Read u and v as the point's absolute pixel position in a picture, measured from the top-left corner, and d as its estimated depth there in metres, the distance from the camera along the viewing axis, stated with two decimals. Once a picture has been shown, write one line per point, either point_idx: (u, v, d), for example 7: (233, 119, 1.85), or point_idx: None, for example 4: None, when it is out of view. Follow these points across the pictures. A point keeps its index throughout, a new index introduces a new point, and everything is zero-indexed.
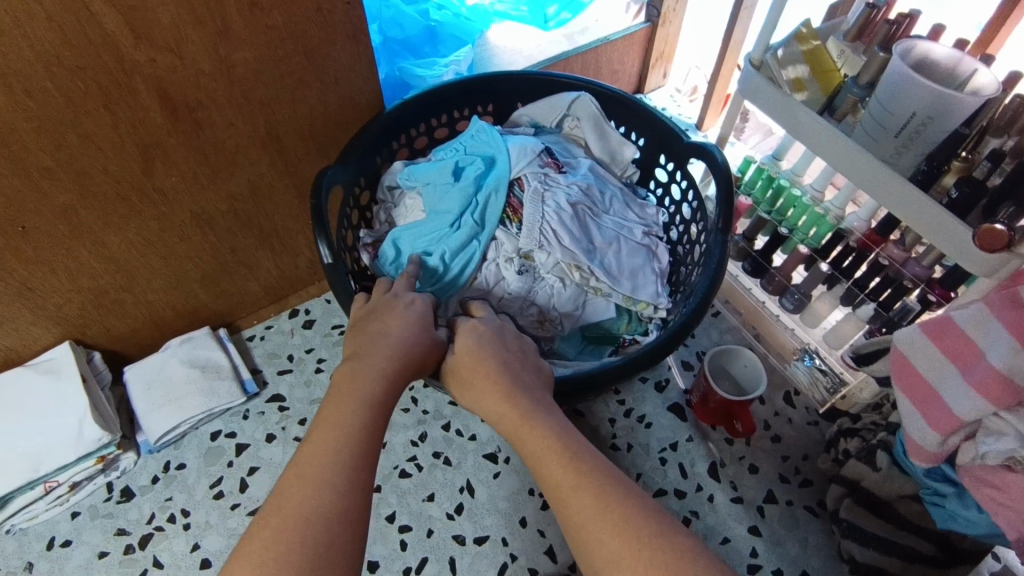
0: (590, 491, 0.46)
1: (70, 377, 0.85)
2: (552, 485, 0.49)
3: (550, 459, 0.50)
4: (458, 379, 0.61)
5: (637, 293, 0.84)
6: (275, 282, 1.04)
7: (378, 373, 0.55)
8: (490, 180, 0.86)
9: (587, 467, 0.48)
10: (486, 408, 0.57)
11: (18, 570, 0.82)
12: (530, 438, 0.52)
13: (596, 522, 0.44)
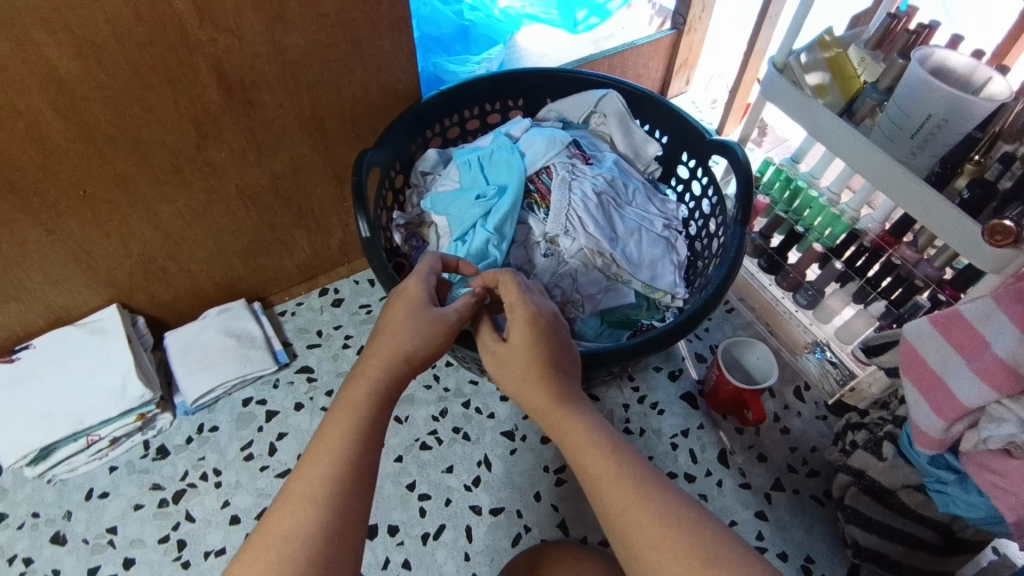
0: (632, 482, 0.52)
1: (115, 337, 0.89)
2: (593, 474, 0.54)
3: (591, 451, 0.55)
4: (502, 363, 0.63)
5: (656, 281, 0.88)
6: (307, 261, 1.08)
7: (402, 346, 0.60)
8: (506, 194, 0.89)
9: (626, 461, 0.54)
10: (527, 398, 0.61)
11: (58, 518, 0.87)
12: (570, 431, 0.58)
13: (637, 508, 0.51)
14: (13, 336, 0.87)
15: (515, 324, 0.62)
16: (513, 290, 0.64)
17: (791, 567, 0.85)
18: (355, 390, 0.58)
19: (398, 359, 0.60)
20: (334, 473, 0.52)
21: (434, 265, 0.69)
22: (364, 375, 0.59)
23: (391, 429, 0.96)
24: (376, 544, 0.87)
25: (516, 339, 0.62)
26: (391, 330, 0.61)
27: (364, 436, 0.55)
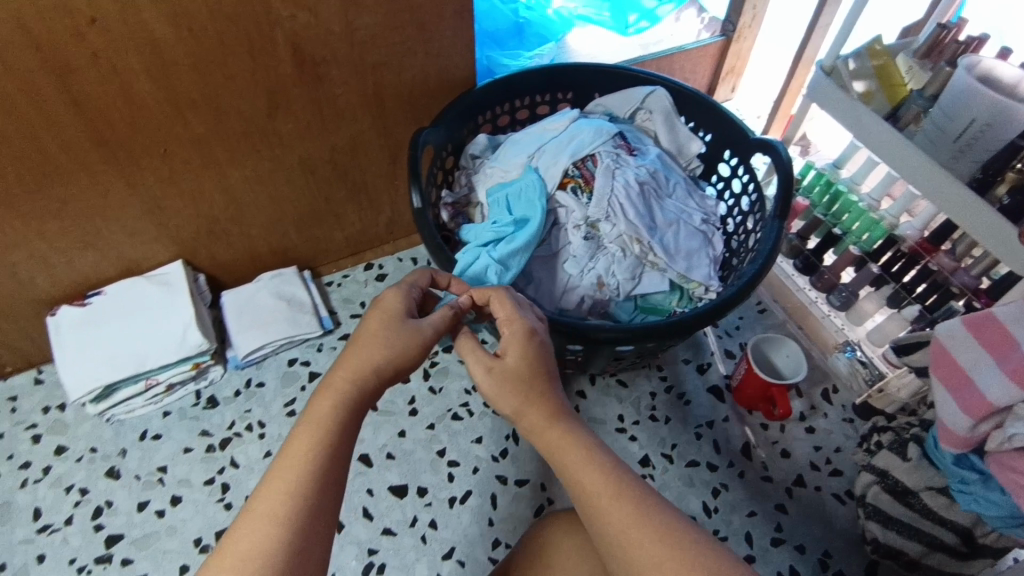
0: (630, 501, 0.53)
1: (179, 290, 0.96)
2: (593, 497, 0.54)
3: (587, 469, 0.56)
4: (498, 384, 0.61)
5: (691, 272, 0.91)
6: (356, 235, 1.14)
7: (383, 354, 0.59)
8: (525, 228, 0.88)
9: (623, 479, 0.55)
10: (525, 421, 0.61)
11: (114, 455, 0.92)
12: (568, 453, 0.58)
13: (637, 529, 0.51)
14: (87, 283, 0.94)
15: (510, 338, 0.63)
16: (506, 307, 0.66)
17: (808, 560, 0.87)
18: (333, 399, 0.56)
19: (385, 362, 0.59)
20: (295, 488, 0.50)
21: (422, 280, 0.68)
22: (336, 387, 0.57)
23: (426, 399, 1.01)
24: (405, 503, 0.91)
25: (509, 353, 0.62)
26: (373, 338, 0.60)
27: (333, 454, 0.53)
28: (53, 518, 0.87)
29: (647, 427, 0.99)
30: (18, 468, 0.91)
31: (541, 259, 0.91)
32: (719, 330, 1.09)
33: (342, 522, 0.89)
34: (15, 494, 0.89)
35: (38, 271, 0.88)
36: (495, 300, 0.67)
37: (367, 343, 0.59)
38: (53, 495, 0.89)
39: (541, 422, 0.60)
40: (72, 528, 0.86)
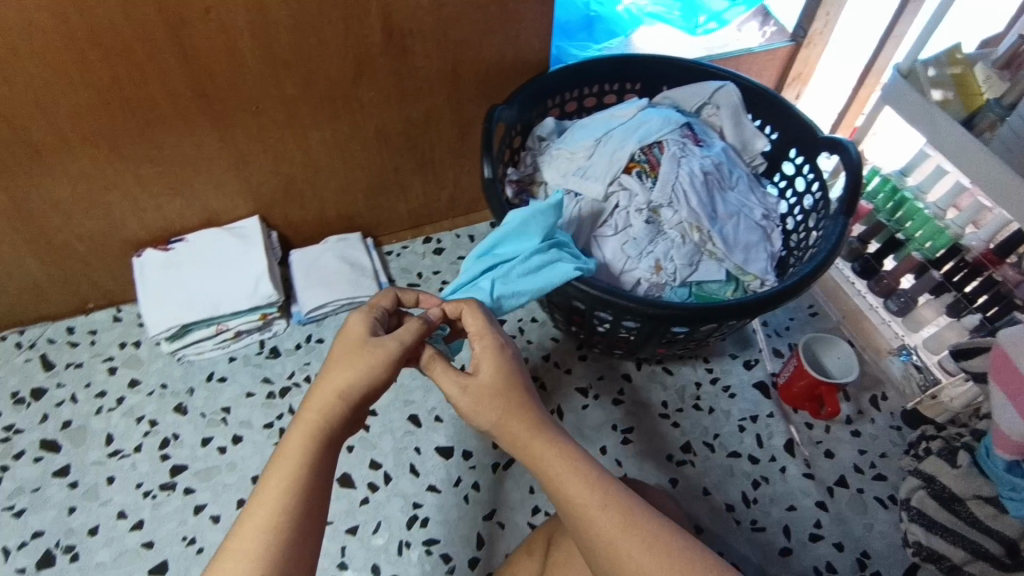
0: (618, 510, 0.54)
1: (254, 242, 1.01)
2: (579, 506, 0.55)
3: (573, 478, 0.57)
4: (475, 400, 0.62)
5: (748, 265, 0.92)
6: (418, 209, 1.18)
7: (351, 380, 0.58)
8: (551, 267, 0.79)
9: (609, 488, 0.56)
10: (506, 432, 0.61)
11: (182, 392, 0.98)
12: (551, 463, 0.58)
13: (627, 539, 0.52)
14: (170, 229, 1.00)
15: (482, 352, 0.64)
16: (478, 320, 0.66)
17: (846, 559, 0.87)
18: (300, 436, 0.55)
19: (353, 388, 0.58)
20: (272, 529, 0.50)
21: (386, 302, 0.66)
22: (306, 421, 0.56)
23: None
24: (450, 464, 0.94)
25: (483, 368, 0.63)
26: (338, 365, 0.59)
27: (307, 488, 0.53)
28: (124, 445, 0.93)
29: (690, 416, 1.01)
30: (94, 396, 0.97)
31: (601, 240, 0.92)
32: (769, 329, 1.10)
33: (391, 475, 0.93)
34: (90, 419, 0.94)
35: (130, 213, 0.94)
36: (466, 312, 0.67)
37: (332, 371, 0.58)
38: (125, 424, 0.94)
39: (522, 432, 0.60)
40: (141, 456, 0.92)
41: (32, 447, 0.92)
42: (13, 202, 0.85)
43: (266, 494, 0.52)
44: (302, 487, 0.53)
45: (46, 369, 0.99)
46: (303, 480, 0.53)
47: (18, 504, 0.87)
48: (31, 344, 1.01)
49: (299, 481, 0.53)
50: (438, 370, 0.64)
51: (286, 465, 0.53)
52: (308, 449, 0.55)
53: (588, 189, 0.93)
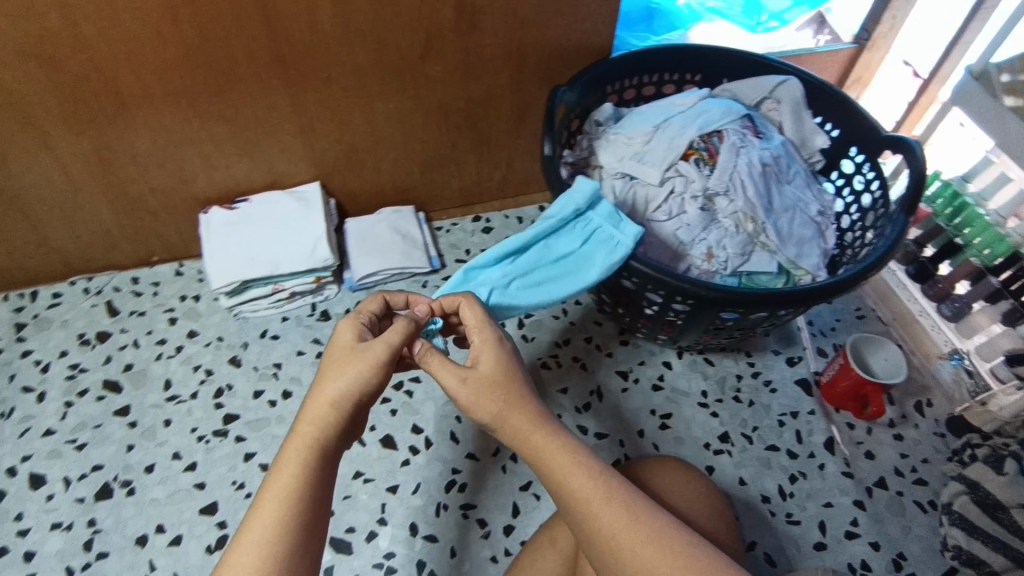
0: (622, 503, 0.55)
1: (315, 207, 1.05)
2: (581, 501, 0.56)
3: (577, 471, 0.57)
4: (475, 392, 0.60)
5: (800, 259, 0.92)
6: (470, 187, 1.20)
7: (344, 388, 0.58)
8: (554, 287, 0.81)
9: (612, 481, 0.57)
10: (507, 425, 0.60)
11: (238, 346, 1.02)
12: (553, 457, 0.58)
13: (631, 532, 0.53)
14: (236, 189, 1.03)
15: (480, 347, 0.64)
16: (475, 313, 0.67)
17: (881, 558, 0.87)
18: (295, 449, 0.55)
19: (348, 396, 0.58)
20: (270, 538, 0.49)
21: (374, 306, 0.67)
22: (300, 433, 0.56)
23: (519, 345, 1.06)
24: (490, 435, 0.96)
25: (483, 362, 0.63)
26: (329, 372, 0.59)
27: (305, 500, 0.52)
28: (180, 391, 0.97)
29: (730, 407, 1.01)
30: (155, 343, 1.01)
31: (653, 225, 0.93)
32: (814, 328, 1.09)
33: (431, 440, 0.96)
34: (150, 364, 0.99)
35: (200, 170, 0.98)
36: (464, 306, 0.68)
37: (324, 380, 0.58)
38: (182, 371, 0.99)
39: (525, 424, 0.60)
40: (196, 402, 0.96)
41: (95, 386, 0.97)
42: (96, 150, 0.90)
43: (260, 511, 0.51)
44: (299, 500, 0.52)
45: (111, 315, 1.04)
46: (300, 492, 0.52)
47: (81, 438, 0.92)
48: (98, 291, 1.06)
49: (296, 494, 0.52)
50: (434, 364, 0.62)
51: (281, 478, 0.53)
52: (304, 462, 0.54)
53: (646, 173, 0.94)
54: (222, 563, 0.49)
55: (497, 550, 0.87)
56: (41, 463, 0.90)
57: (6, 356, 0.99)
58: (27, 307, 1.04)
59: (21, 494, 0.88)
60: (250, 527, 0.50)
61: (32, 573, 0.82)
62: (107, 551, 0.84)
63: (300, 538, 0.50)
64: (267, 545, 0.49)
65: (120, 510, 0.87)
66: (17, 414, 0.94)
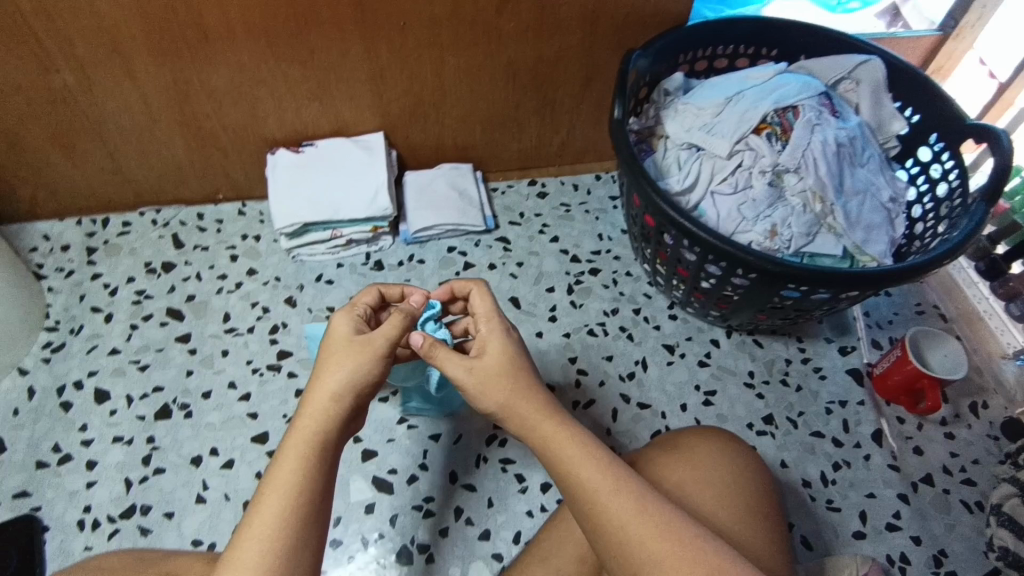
0: (629, 493, 0.56)
1: (378, 157, 1.06)
2: (589, 489, 0.56)
3: (585, 461, 0.58)
4: (484, 377, 0.63)
5: (867, 245, 0.89)
6: (530, 149, 1.20)
7: (346, 379, 0.60)
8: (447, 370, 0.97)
9: (619, 472, 0.57)
10: (516, 411, 0.62)
11: (294, 287, 1.05)
12: (562, 446, 0.59)
13: (637, 522, 0.54)
14: (303, 133, 1.06)
15: (486, 335, 0.67)
16: (485, 302, 0.70)
17: (922, 553, 0.86)
18: (297, 440, 0.56)
19: (349, 387, 0.60)
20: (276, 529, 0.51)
21: (369, 301, 0.70)
22: (302, 426, 0.57)
23: (567, 310, 1.06)
24: None
25: (488, 350, 0.65)
26: (329, 367, 0.60)
27: (310, 490, 0.53)
28: (238, 325, 1.01)
29: (776, 390, 0.99)
30: (216, 277, 1.05)
31: (717, 198, 0.91)
32: (870, 320, 1.06)
33: None
34: (211, 297, 1.03)
35: (272, 111, 1.00)
36: (474, 292, 0.71)
37: (324, 373, 0.60)
38: (241, 306, 1.03)
39: (535, 412, 0.62)
40: (253, 337, 1.00)
41: (159, 313, 1.01)
42: (176, 84, 0.92)
43: (264, 500, 0.52)
44: (303, 489, 0.53)
45: (177, 247, 1.08)
46: (302, 483, 0.53)
47: (144, 360, 0.97)
48: (165, 223, 1.10)
49: (299, 485, 0.53)
50: (441, 355, 0.64)
51: (285, 469, 0.54)
52: (308, 454, 0.56)
53: (714, 145, 0.92)
54: (228, 554, 0.50)
55: (533, 506, 0.88)
56: (106, 380, 0.96)
57: (79, 277, 1.05)
58: (99, 233, 1.09)
59: (87, 406, 0.93)
60: (256, 518, 0.51)
61: (94, 480, 0.88)
62: (164, 467, 0.89)
63: (305, 525, 0.52)
64: (273, 535, 0.50)
65: (178, 431, 0.92)
66: (86, 332, 1.00)
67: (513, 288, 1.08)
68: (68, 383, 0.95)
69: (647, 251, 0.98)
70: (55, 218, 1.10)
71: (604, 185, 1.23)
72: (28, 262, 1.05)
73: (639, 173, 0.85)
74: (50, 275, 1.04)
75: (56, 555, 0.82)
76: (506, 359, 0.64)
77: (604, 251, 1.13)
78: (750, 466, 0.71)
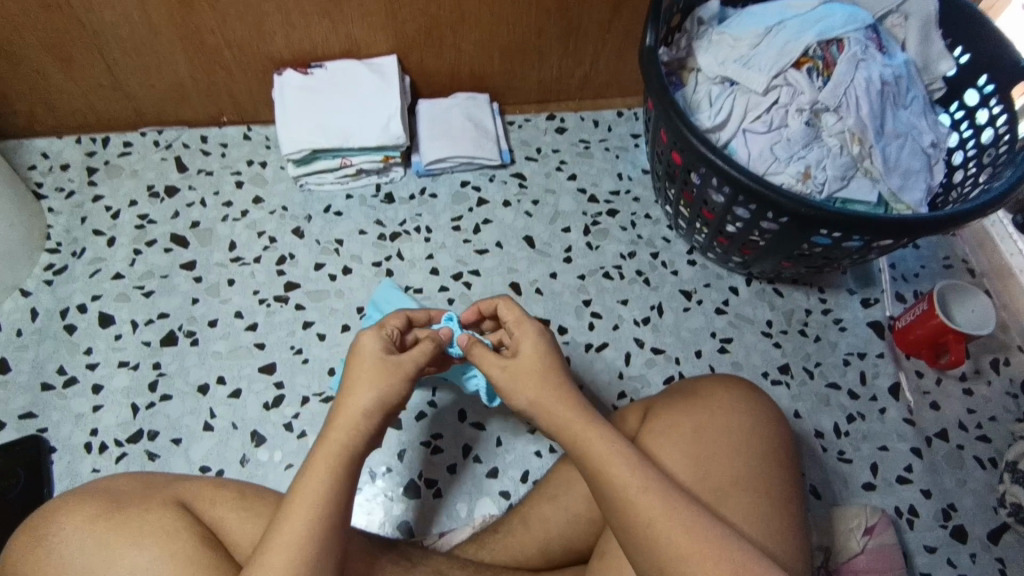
0: (657, 492, 0.54)
1: (391, 82, 1.00)
2: (618, 486, 0.55)
3: (614, 458, 0.56)
4: (514, 377, 0.61)
5: (903, 192, 0.85)
6: (550, 81, 1.12)
7: (374, 400, 0.58)
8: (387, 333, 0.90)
9: (647, 470, 0.56)
10: (547, 410, 0.60)
11: (302, 217, 1.01)
12: (592, 442, 0.57)
13: (665, 521, 0.53)
14: (312, 53, 1.00)
15: (520, 337, 0.64)
16: (514, 310, 0.67)
17: (931, 506, 0.85)
18: (323, 459, 0.55)
19: (378, 408, 0.58)
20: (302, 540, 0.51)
21: (397, 321, 0.67)
22: (328, 445, 0.56)
23: (582, 251, 1.02)
24: None
25: (523, 351, 0.63)
26: (359, 385, 0.58)
27: (336, 507, 0.53)
28: (244, 254, 0.98)
29: (794, 340, 0.97)
30: (222, 204, 1.02)
31: (749, 136, 0.86)
32: (896, 273, 1.02)
33: None
34: (216, 224, 1.00)
35: (279, 27, 0.94)
36: (501, 305, 0.68)
37: (351, 393, 0.58)
38: (247, 235, 1.00)
39: (566, 410, 0.59)
40: (259, 267, 0.97)
41: (163, 238, 0.99)
42: None
43: (290, 518, 0.52)
44: (329, 508, 0.53)
45: (180, 171, 1.04)
46: (328, 498, 0.53)
47: (149, 286, 0.95)
48: (168, 145, 1.06)
49: (325, 503, 0.53)
50: (482, 353, 0.64)
51: (311, 488, 0.53)
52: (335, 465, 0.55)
53: (750, 79, 0.86)
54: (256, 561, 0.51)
55: (542, 446, 0.87)
56: (110, 304, 0.94)
57: (80, 198, 1.01)
58: (99, 153, 1.05)
59: (91, 330, 0.92)
60: (282, 536, 0.51)
61: (100, 403, 0.87)
62: (171, 393, 0.88)
63: (329, 536, 0.52)
64: (299, 556, 0.50)
65: (184, 358, 0.90)
66: (88, 255, 0.97)
67: (527, 227, 1.04)
68: (71, 306, 0.93)
69: (671, 191, 0.93)
70: (53, 136, 1.06)
71: (626, 122, 1.15)
72: (26, 180, 1.02)
73: (671, 106, 0.79)
74: (50, 194, 1.01)
75: (64, 476, 0.82)
76: (539, 360, 0.62)
77: (623, 191, 1.08)
78: (774, 417, 0.67)
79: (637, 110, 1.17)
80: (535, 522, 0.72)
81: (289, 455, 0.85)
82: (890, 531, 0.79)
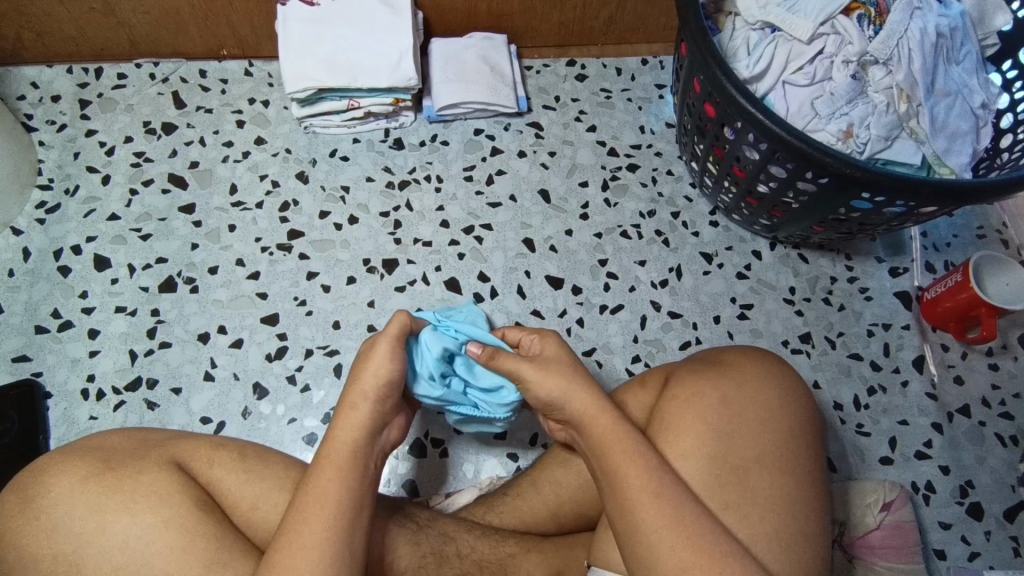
0: (668, 502, 0.53)
1: (403, 17, 0.93)
2: (629, 490, 0.54)
3: (631, 462, 0.55)
4: (546, 368, 0.61)
5: (949, 155, 0.77)
6: (572, 23, 1.04)
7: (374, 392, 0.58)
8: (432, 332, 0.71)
9: (663, 477, 0.55)
10: (573, 407, 0.59)
11: (306, 162, 0.96)
12: (611, 443, 0.56)
13: (670, 532, 0.52)
14: None
15: (541, 342, 0.65)
16: (520, 331, 0.68)
17: (949, 482, 0.83)
18: (335, 458, 0.54)
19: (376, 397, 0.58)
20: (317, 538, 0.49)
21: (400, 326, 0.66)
22: (341, 440, 0.55)
23: (600, 209, 0.97)
24: (558, 294, 0.91)
25: (547, 348, 0.64)
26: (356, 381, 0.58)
27: (349, 501, 0.52)
28: (246, 198, 0.93)
29: (818, 308, 0.93)
30: (221, 144, 0.96)
31: (789, 89, 0.81)
32: (928, 241, 0.97)
33: (497, 290, 0.91)
34: (216, 165, 0.95)
35: None
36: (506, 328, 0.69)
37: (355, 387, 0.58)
38: (249, 178, 0.95)
39: (591, 408, 0.59)
40: (261, 212, 0.93)
41: (160, 178, 0.94)
42: None
43: (307, 512, 0.51)
44: (345, 502, 0.52)
45: (177, 107, 0.98)
46: (341, 498, 0.52)
47: (146, 228, 0.91)
48: (165, 79, 1.00)
49: (341, 497, 0.52)
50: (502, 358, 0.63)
51: (325, 481, 0.52)
52: (344, 467, 0.54)
53: (795, 26, 0.81)
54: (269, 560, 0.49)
55: None
56: (106, 247, 0.90)
57: (71, 132, 0.96)
58: (92, 85, 0.99)
59: (86, 274, 0.88)
60: (298, 528, 0.50)
61: (97, 349, 0.84)
62: (170, 341, 0.85)
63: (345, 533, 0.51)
64: (320, 544, 0.49)
65: (184, 305, 0.87)
66: (82, 194, 0.92)
67: (543, 179, 0.99)
68: (64, 247, 0.89)
69: (699, 146, 0.88)
70: (43, 64, 1.00)
71: (651, 71, 1.08)
72: (15, 112, 0.96)
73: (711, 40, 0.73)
74: (40, 128, 0.96)
75: (61, 423, 0.80)
76: (564, 360, 0.62)
77: (644, 145, 1.02)
78: (805, 402, 0.64)
79: (663, 58, 1.09)
80: (545, 484, 0.70)
81: (292, 409, 0.82)
82: (908, 506, 0.79)
